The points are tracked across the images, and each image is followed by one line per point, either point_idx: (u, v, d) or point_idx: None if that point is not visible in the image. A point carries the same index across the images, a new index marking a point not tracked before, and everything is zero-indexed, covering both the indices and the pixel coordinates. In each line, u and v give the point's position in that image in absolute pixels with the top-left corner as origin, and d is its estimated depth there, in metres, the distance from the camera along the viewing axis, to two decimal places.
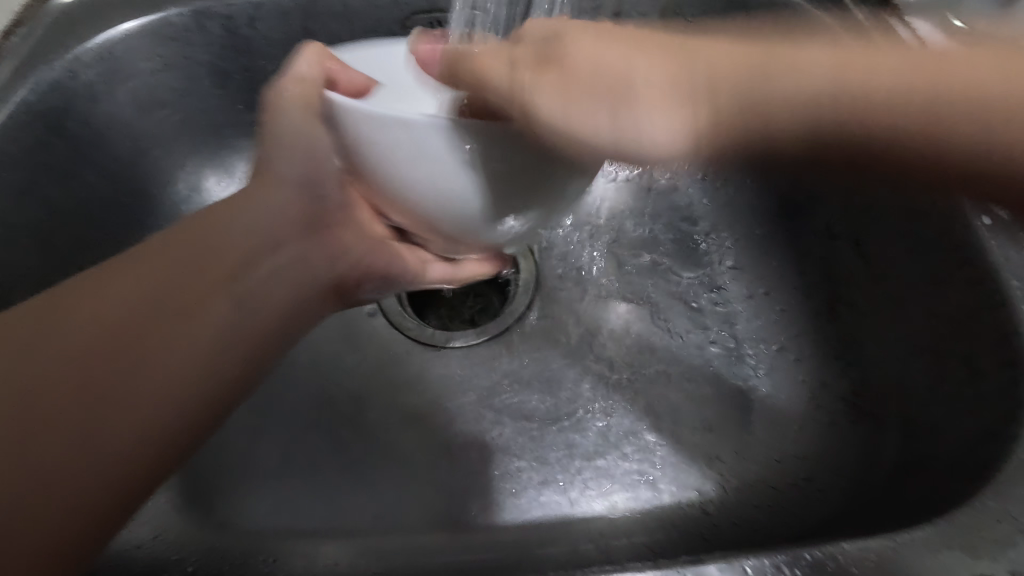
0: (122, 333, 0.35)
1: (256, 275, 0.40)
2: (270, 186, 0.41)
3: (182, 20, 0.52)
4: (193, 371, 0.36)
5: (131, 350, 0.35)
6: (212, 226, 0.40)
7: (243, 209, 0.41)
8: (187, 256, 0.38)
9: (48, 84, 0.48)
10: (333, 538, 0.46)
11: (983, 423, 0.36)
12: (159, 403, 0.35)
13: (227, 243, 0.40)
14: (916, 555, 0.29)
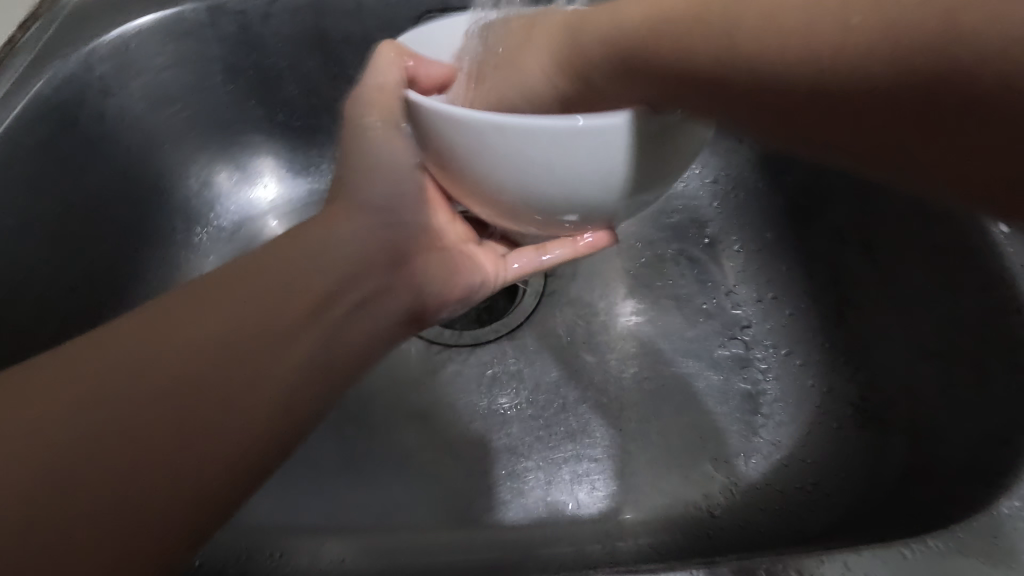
0: (174, 377, 0.31)
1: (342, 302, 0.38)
2: (353, 212, 0.40)
3: (197, 17, 0.52)
4: (260, 418, 0.33)
5: (206, 388, 0.32)
6: (302, 247, 0.38)
7: (343, 235, 0.39)
8: (291, 282, 0.36)
9: (63, 77, 0.48)
10: (336, 535, 0.46)
11: (996, 428, 0.36)
12: (230, 447, 0.31)
13: (309, 276, 0.37)
14: (932, 561, 0.28)
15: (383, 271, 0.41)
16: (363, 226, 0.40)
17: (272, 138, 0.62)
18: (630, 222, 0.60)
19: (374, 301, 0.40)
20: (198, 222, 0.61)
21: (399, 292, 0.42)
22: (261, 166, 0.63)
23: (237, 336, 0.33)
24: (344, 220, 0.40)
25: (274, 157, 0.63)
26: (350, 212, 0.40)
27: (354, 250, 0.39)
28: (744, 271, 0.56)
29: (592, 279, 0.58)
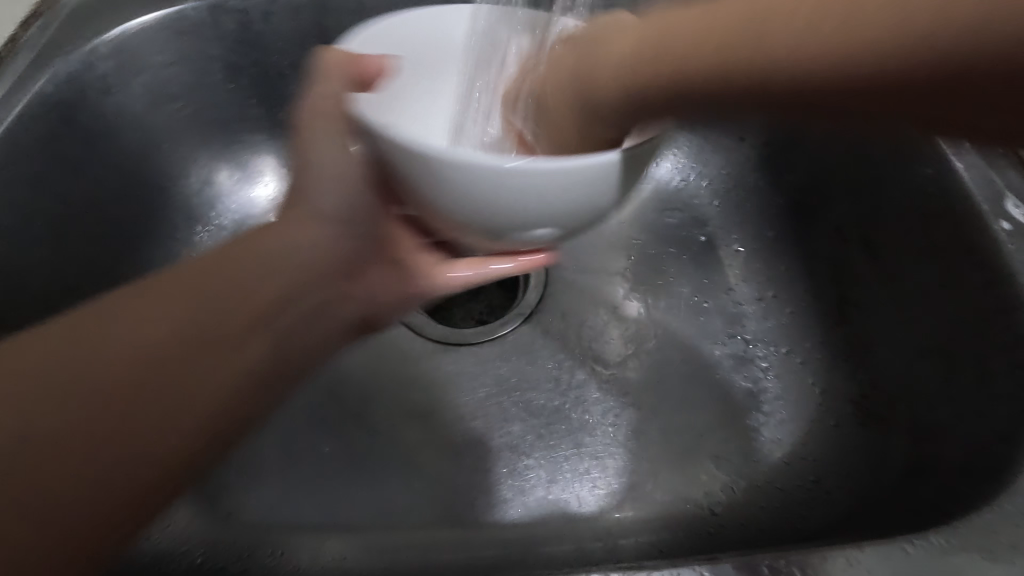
0: (141, 359, 0.30)
1: (293, 310, 0.36)
2: (311, 220, 0.37)
3: (197, 15, 0.52)
4: (212, 407, 0.32)
5: (159, 375, 0.31)
6: (258, 252, 0.35)
7: (289, 237, 0.36)
8: (245, 285, 0.34)
9: (63, 76, 0.48)
10: (337, 533, 0.46)
11: (997, 426, 0.36)
12: (179, 435, 0.31)
13: (268, 274, 0.35)
14: (933, 558, 0.28)
15: (331, 283, 0.39)
16: (317, 237, 0.37)
17: (271, 137, 0.61)
18: (627, 222, 0.59)
19: (319, 311, 0.38)
20: (200, 220, 0.60)
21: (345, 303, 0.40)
22: (263, 166, 0.62)
23: (177, 339, 0.31)
24: (292, 228, 0.36)
25: (274, 157, 0.62)
26: (306, 220, 0.37)
27: (305, 255, 0.36)
28: (746, 269, 0.56)
29: (592, 277, 0.57)
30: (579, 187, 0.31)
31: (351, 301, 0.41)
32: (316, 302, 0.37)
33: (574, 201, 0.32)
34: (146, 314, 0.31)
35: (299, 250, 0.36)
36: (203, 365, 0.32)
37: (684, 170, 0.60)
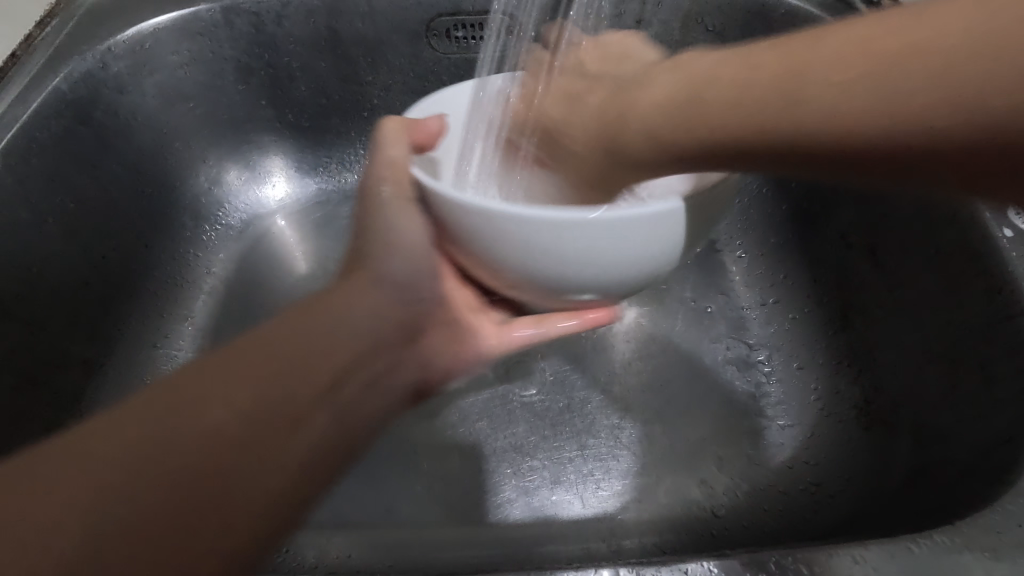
0: (212, 435, 0.27)
1: (361, 371, 0.35)
2: (374, 284, 0.38)
3: (212, 17, 0.53)
4: (278, 483, 0.28)
5: (241, 451, 0.28)
6: (324, 317, 0.34)
7: (366, 303, 0.37)
8: (324, 346, 0.33)
9: (79, 74, 0.49)
10: (342, 531, 0.46)
11: (1001, 428, 0.36)
12: (243, 516, 0.27)
13: (335, 346, 0.34)
14: (938, 556, 0.29)
15: (394, 342, 0.39)
16: (379, 302, 0.38)
17: (281, 138, 0.62)
18: None
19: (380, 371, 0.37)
20: (207, 221, 0.61)
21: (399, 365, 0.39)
22: (272, 166, 0.63)
23: (253, 412, 0.29)
24: (361, 293, 0.37)
25: (284, 156, 0.64)
26: (373, 283, 0.38)
27: (370, 330, 0.36)
28: (750, 276, 0.57)
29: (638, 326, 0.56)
30: (671, 235, 0.34)
31: (410, 364, 0.41)
32: (381, 365, 0.37)
33: (632, 269, 0.35)
34: (225, 381, 0.29)
35: (359, 313, 0.36)
36: (290, 428, 0.29)
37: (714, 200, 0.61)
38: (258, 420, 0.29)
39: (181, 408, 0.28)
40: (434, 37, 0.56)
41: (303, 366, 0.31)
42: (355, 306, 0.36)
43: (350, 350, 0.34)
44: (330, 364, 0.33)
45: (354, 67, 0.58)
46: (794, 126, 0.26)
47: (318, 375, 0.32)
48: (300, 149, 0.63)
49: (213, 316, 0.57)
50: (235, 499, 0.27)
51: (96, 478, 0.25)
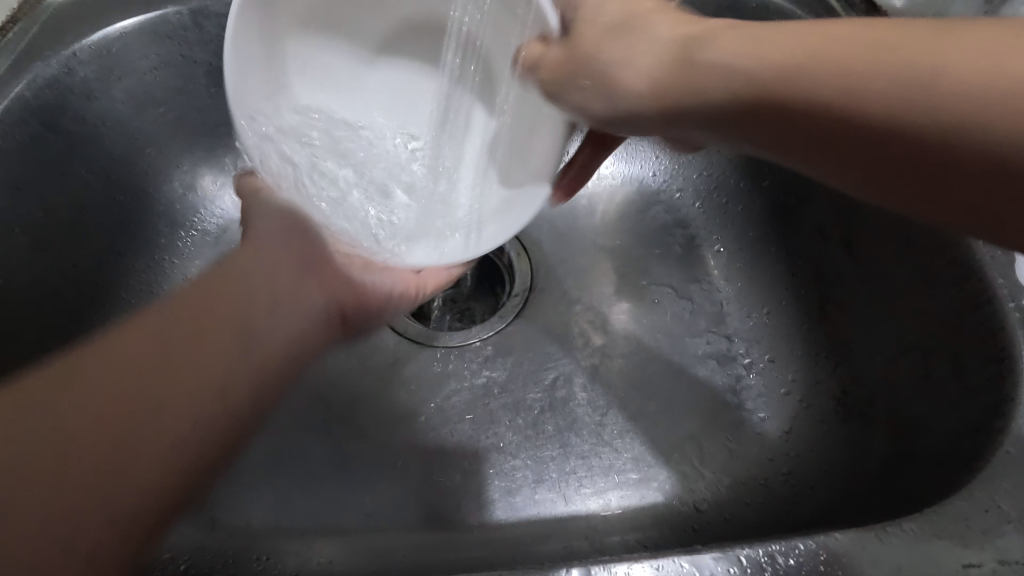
0: (119, 396, 0.30)
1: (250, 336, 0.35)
2: (254, 243, 0.40)
3: (180, 19, 0.52)
4: (200, 413, 0.32)
5: (157, 397, 0.31)
6: (202, 290, 0.36)
7: (267, 249, 0.40)
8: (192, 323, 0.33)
9: (43, 80, 0.48)
10: (326, 537, 0.46)
11: (970, 417, 0.36)
12: (161, 451, 0.30)
13: (227, 294, 0.36)
14: (905, 544, 0.29)
15: (312, 282, 0.41)
16: (289, 249, 0.41)
17: None
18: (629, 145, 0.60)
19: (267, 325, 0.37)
20: (183, 227, 0.60)
21: (301, 311, 0.40)
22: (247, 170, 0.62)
23: (151, 360, 0.32)
24: (251, 251, 0.40)
25: None
26: (254, 251, 0.40)
27: (274, 269, 0.39)
28: (728, 271, 0.56)
29: (574, 281, 0.58)
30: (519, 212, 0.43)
31: (303, 303, 0.40)
32: (264, 323, 0.37)
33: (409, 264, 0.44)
34: (88, 386, 0.30)
35: (233, 274, 0.37)
36: (197, 368, 0.32)
37: (681, 184, 0.59)
38: (165, 378, 0.31)
39: (73, 372, 0.30)
40: None
41: (187, 317, 0.34)
42: (234, 274, 0.37)
43: (218, 318, 0.34)
44: (219, 309, 0.35)
45: None
46: (893, 120, 0.26)
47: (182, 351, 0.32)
48: None
49: None
50: (105, 504, 0.28)
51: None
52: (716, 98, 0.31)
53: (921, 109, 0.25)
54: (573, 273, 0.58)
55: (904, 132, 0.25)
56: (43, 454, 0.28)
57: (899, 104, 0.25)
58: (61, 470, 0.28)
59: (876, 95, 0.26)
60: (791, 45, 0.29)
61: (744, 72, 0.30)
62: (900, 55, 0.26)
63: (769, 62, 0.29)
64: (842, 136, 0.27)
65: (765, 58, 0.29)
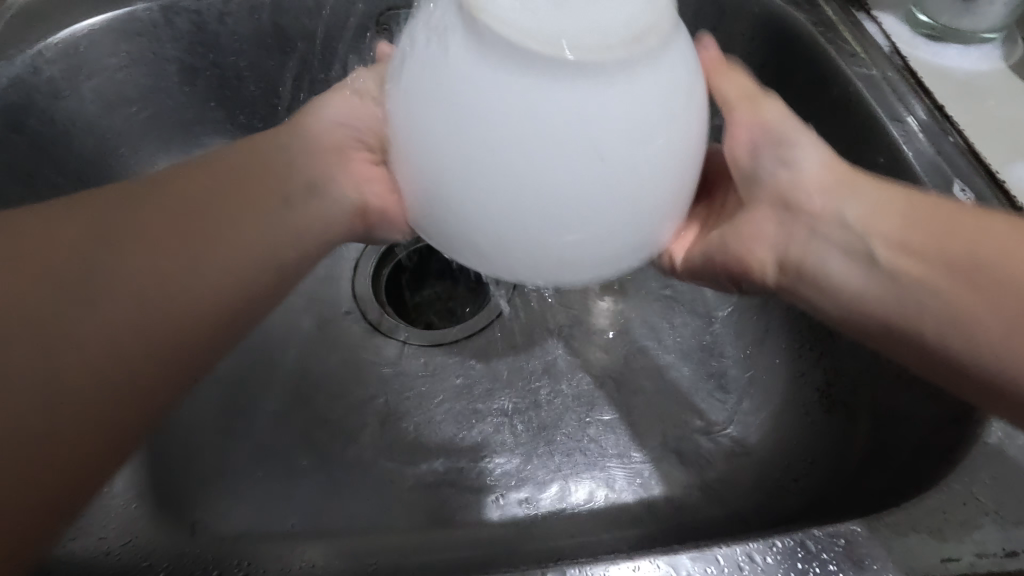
0: (109, 236, 0.33)
1: (250, 233, 0.36)
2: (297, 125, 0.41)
3: (149, 16, 0.51)
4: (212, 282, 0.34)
5: (160, 248, 0.34)
6: (258, 156, 0.39)
7: (293, 137, 0.41)
8: (230, 194, 0.36)
9: (8, 80, 0.47)
10: (308, 540, 0.45)
11: (950, 408, 0.36)
12: (200, 308, 0.34)
13: (261, 170, 0.38)
14: (883, 539, 0.29)
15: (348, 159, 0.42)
16: (311, 139, 0.41)
17: (231, 140, 0.60)
18: None
19: (272, 225, 0.37)
20: None
21: (303, 210, 0.38)
22: None
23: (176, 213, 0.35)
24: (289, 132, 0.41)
25: None
26: (274, 146, 0.40)
27: (294, 156, 0.40)
28: None
29: None
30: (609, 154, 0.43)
31: (305, 201, 0.39)
32: (273, 214, 0.37)
33: None
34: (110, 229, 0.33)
35: (283, 150, 0.40)
36: (174, 221, 0.35)
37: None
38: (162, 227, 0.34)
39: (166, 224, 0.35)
40: (385, 31, 0.54)
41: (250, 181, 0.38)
42: (279, 145, 0.40)
43: (256, 188, 0.37)
44: (255, 186, 0.38)
45: (305, 67, 0.56)
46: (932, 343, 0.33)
47: (214, 231, 0.35)
48: None
49: None
50: (111, 366, 0.31)
51: (95, 277, 0.32)
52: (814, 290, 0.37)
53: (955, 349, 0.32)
54: None
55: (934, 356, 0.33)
56: (109, 289, 0.32)
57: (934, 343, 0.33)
58: (133, 301, 0.32)
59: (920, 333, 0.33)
60: (882, 266, 0.34)
61: (851, 300, 0.35)
62: (1003, 283, 0.31)
63: (908, 224, 0.34)
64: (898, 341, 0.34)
65: (860, 291, 0.35)
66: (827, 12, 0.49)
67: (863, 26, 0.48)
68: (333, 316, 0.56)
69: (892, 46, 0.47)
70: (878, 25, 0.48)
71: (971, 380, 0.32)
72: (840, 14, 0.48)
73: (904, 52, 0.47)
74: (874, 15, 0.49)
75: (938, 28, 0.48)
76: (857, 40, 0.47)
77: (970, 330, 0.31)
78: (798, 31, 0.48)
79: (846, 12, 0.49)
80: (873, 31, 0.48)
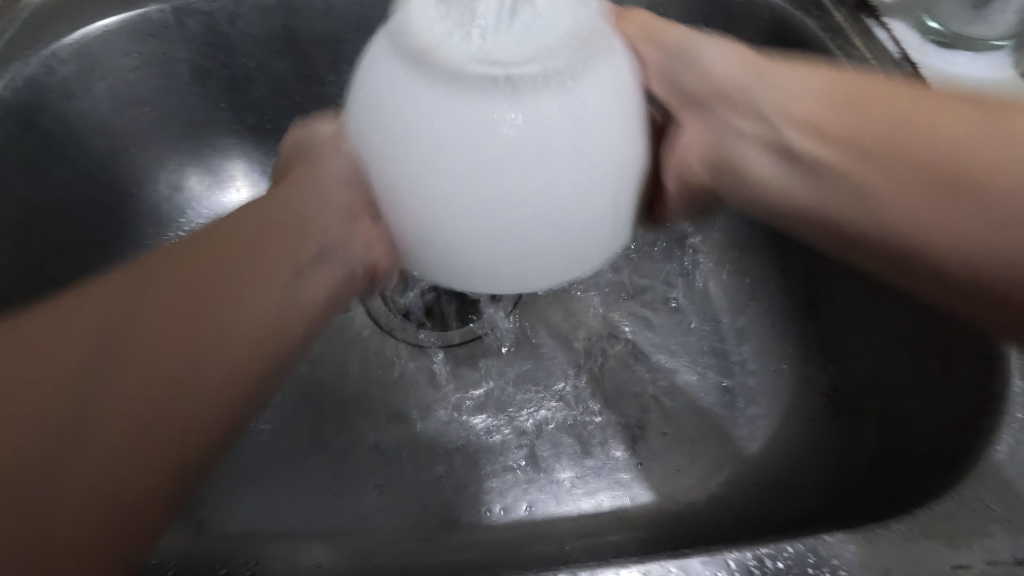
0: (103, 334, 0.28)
1: (260, 310, 0.31)
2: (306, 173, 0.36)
3: (162, 17, 0.51)
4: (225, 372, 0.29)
5: (170, 343, 0.28)
6: (272, 219, 0.34)
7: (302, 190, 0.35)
8: (242, 264, 0.31)
9: (22, 80, 0.47)
10: (315, 540, 0.45)
11: (957, 414, 0.37)
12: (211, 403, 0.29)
13: (272, 236, 0.33)
14: (894, 546, 0.29)
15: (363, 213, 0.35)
16: (322, 185, 0.35)
17: (240, 140, 0.60)
18: None
19: (286, 299, 0.32)
20: (170, 228, 0.59)
21: (314, 281, 0.34)
22: (234, 170, 0.61)
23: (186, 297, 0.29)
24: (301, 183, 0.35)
25: (246, 160, 0.61)
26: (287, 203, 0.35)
27: (309, 214, 0.35)
28: (719, 268, 0.56)
29: None
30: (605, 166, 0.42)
31: (320, 271, 0.35)
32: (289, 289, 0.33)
33: None
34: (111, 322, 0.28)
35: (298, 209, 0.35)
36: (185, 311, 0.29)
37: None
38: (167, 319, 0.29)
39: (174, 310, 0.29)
40: None
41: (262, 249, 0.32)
42: (292, 202, 0.35)
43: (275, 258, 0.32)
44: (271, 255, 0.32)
45: (315, 68, 0.56)
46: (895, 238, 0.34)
47: (227, 315, 0.30)
48: (260, 151, 0.61)
49: None
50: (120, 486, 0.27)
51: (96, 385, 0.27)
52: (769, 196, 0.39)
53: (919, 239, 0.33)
54: None
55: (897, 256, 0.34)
56: (116, 400, 0.27)
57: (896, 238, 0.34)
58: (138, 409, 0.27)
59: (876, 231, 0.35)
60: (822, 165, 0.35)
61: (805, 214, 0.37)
62: (924, 147, 0.32)
63: (807, 104, 0.36)
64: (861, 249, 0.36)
65: (804, 200, 0.37)
66: (837, 18, 0.48)
67: (873, 33, 0.48)
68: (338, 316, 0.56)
69: (903, 52, 0.47)
70: (888, 32, 0.48)
71: (887, 251, 0.35)
72: (850, 21, 0.48)
73: (915, 59, 0.47)
74: (884, 22, 0.49)
75: (949, 34, 0.48)
76: (867, 47, 0.47)
77: (911, 214, 0.33)
78: (809, 37, 0.48)
79: (856, 19, 0.49)
80: (883, 38, 0.48)
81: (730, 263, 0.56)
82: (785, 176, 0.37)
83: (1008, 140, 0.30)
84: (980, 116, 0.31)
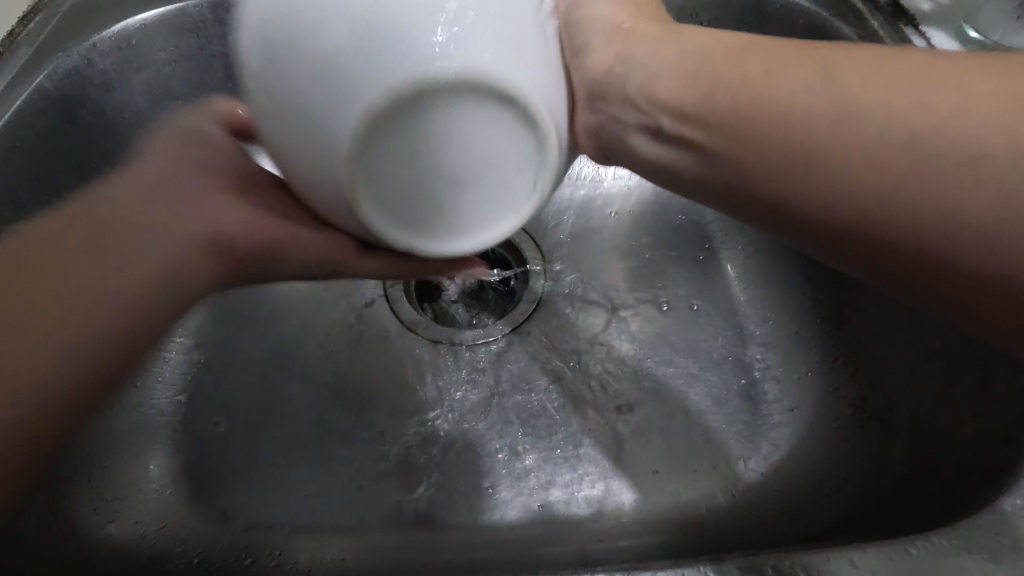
0: None
1: (116, 257, 0.41)
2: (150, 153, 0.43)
3: (200, 12, 0.52)
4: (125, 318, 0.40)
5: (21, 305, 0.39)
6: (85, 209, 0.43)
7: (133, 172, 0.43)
8: (82, 233, 0.42)
9: (64, 71, 0.48)
10: (338, 533, 0.46)
11: (1002, 429, 0.36)
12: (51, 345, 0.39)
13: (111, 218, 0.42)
14: (934, 558, 0.29)
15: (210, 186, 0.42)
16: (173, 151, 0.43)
17: None
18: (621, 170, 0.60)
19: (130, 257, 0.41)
20: None
21: (152, 245, 0.41)
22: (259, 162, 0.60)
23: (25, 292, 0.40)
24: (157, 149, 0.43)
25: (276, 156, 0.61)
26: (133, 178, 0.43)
27: (140, 184, 0.42)
28: (745, 272, 0.56)
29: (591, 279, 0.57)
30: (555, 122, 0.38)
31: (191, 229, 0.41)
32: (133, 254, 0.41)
33: None
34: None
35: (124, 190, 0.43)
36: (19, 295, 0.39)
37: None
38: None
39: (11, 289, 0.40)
40: None
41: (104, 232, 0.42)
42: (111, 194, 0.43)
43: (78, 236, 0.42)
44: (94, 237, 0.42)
45: None
46: (870, 226, 0.27)
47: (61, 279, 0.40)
48: None
49: (203, 318, 0.54)
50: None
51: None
52: (692, 161, 0.34)
53: (912, 231, 0.26)
54: (585, 275, 0.57)
55: (930, 257, 0.27)
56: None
57: (857, 232, 0.28)
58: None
59: (877, 214, 0.27)
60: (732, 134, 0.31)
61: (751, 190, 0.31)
62: (828, 106, 0.28)
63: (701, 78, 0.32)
64: (832, 238, 0.29)
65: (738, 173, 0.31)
66: (874, 26, 0.48)
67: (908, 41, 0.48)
68: (359, 311, 0.56)
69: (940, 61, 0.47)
70: (925, 39, 0.48)
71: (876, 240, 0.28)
72: (887, 29, 0.48)
73: None
74: (923, 30, 0.48)
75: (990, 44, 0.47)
76: None
77: (870, 202, 0.27)
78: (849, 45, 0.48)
79: (893, 27, 0.48)
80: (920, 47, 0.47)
81: (758, 269, 0.55)
82: (694, 144, 0.33)
83: (997, 126, 0.25)
84: (980, 71, 0.26)
